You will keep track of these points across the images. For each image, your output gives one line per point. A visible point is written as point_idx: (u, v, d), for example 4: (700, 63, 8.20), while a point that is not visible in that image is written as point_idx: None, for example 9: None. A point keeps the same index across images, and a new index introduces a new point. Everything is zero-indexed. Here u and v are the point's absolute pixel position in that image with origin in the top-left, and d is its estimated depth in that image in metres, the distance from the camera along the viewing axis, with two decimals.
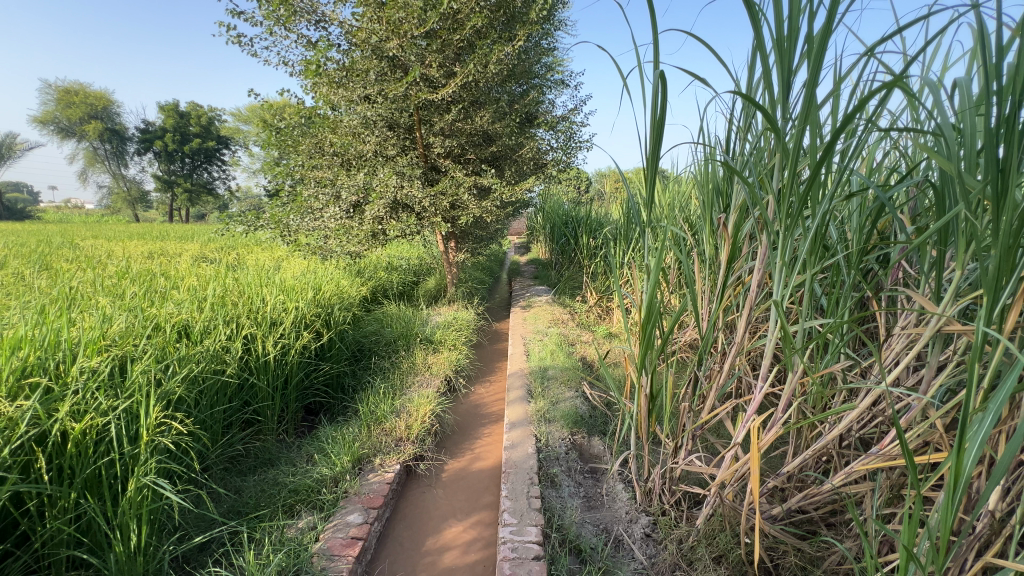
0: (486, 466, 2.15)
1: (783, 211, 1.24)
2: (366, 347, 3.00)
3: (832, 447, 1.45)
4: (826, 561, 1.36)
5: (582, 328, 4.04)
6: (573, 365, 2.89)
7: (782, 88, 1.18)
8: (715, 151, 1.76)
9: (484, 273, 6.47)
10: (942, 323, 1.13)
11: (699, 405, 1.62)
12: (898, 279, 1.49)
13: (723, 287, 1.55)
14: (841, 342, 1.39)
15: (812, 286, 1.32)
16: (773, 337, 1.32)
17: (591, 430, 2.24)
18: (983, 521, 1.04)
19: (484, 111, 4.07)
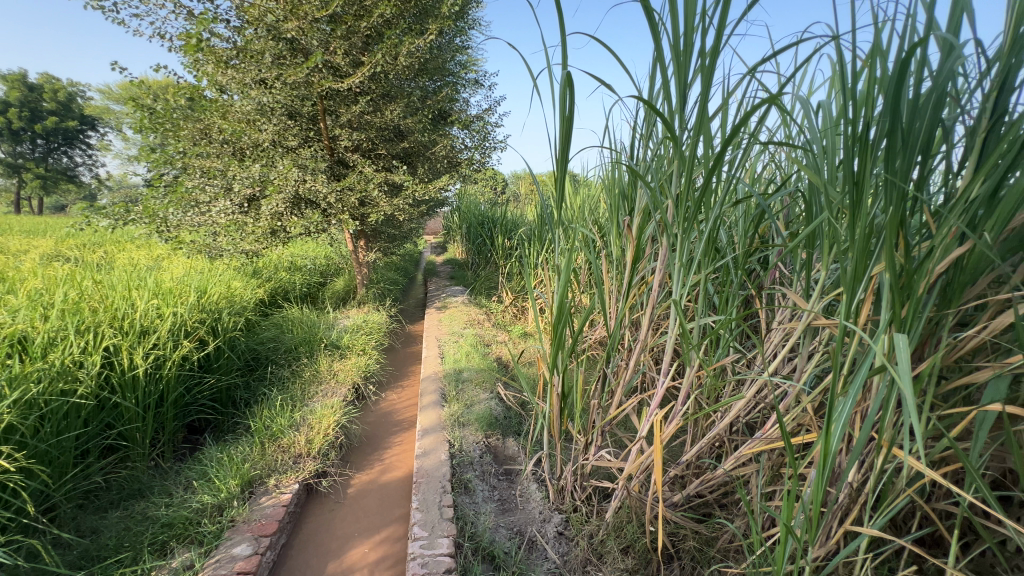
0: (396, 476, 2.05)
1: (681, 214, 1.31)
2: (263, 355, 2.74)
3: (723, 434, 1.57)
4: (720, 541, 1.46)
5: (498, 329, 4.04)
6: (488, 366, 2.87)
7: (679, 99, 1.25)
8: (621, 156, 1.84)
9: (398, 274, 6.26)
10: (811, 318, 1.26)
11: (606, 401, 1.67)
12: (776, 279, 1.65)
13: (628, 286, 1.61)
14: (731, 336, 1.50)
15: (706, 285, 1.41)
16: (673, 334, 1.39)
17: (505, 431, 2.24)
18: (844, 492, 1.17)
19: (395, 104, 3.92)
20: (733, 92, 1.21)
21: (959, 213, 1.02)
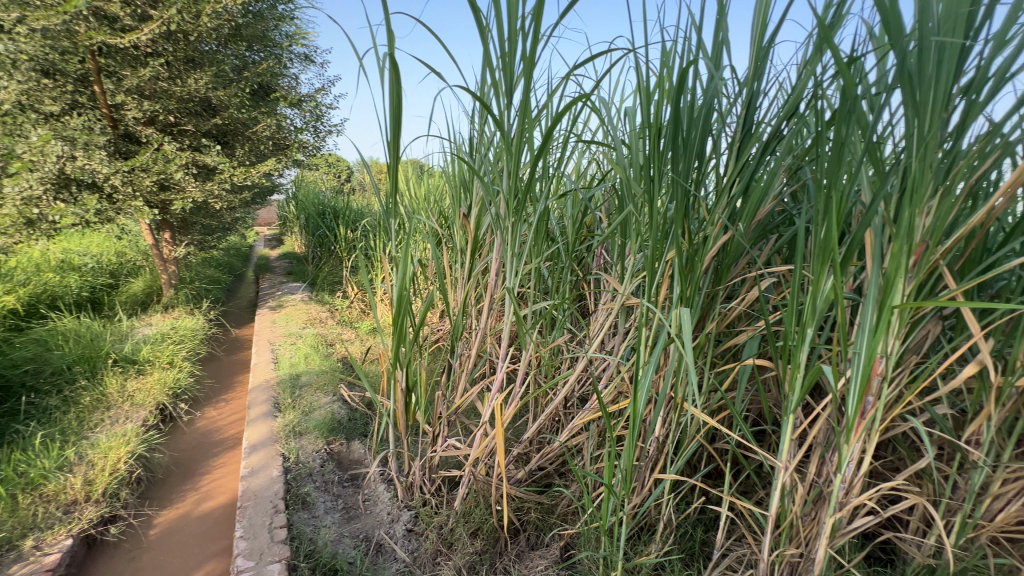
0: (218, 504, 1.78)
1: (512, 207, 1.38)
2: (15, 384, 2.12)
3: (559, 408, 1.70)
4: (559, 507, 1.58)
5: (343, 326, 3.78)
6: (330, 367, 2.66)
7: (507, 98, 1.31)
8: (459, 147, 1.85)
9: (221, 271, 5.43)
10: (624, 298, 1.43)
11: (451, 391, 1.68)
12: (599, 264, 1.84)
13: (468, 276, 1.63)
14: (563, 319, 1.63)
15: (537, 272, 1.51)
16: (509, 321, 1.46)
17: (350, 434, 2.10)
18: (652, 446, 1.37)
19: (201, 72, 3.35)
20: (554, 95, 1.30)
21: (723, 206, 1.27)
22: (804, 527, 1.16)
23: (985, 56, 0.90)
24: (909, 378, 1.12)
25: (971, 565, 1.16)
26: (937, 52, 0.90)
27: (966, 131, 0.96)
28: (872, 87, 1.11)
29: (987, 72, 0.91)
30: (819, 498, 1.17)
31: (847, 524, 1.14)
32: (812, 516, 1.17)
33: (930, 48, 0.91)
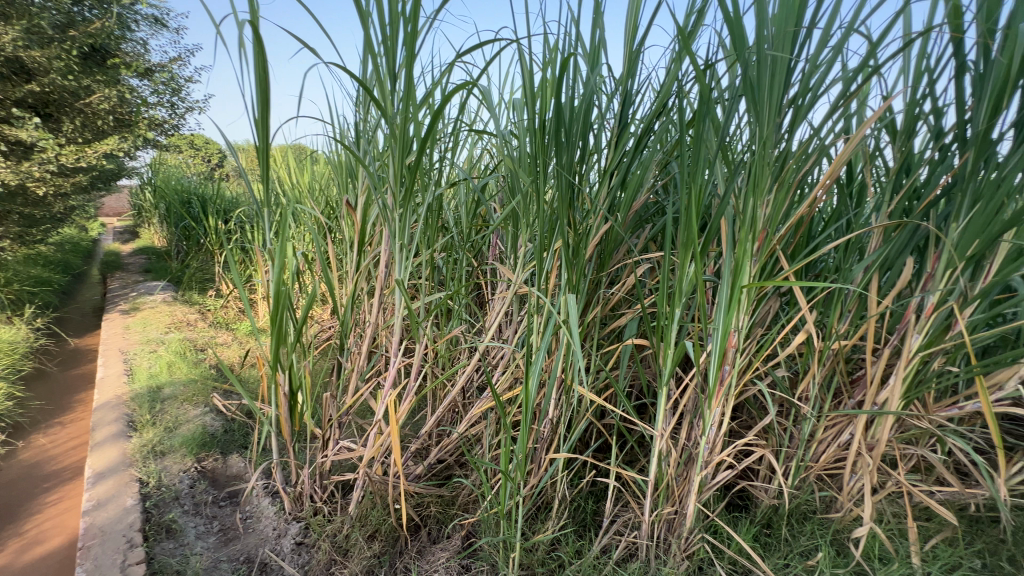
0: (54, 548, 1.50)
1: (399, 196, 1.33)
2: None
3: (458, 400, 1.69)
4: (459, 498, 1.58)
5: (217, 329, 3.38)
6: (201, 375, 2.37)
7: (390, 82, 1.25)
8: (342, 132, 1.74)
9: (52, 270, 4.54)
10: (517, 287, 1.45)
11: (341, 392, 1.59)
12: (494, 254, 1.85)
13: (356, 270, 1.54)
14: (458, 310, 1.62)
15: (428, 263, 1.47)
16: (400, 316, 1.41)
17: (227, 448, 1.89)
18: (547, 428, 1.43)
19: (9, 29, 2.83)
20: (440, 83, 1.27)
21: (603, 197, 1.35)
22: (677, 486, 1.29)
23: (806, 71, 1.07)
24: (756, 347, 1.29)
25: (804, 500, 1.38)
26: (771, 64, 1.03)
27: (793, 134, 1.12)
28: (725, 92, 1.24)
29: (806, 84, 1.08)
30: (689, 459, 1.30)
31: (711, 480, 1.30)
32: (683, 476, 1.31)
33: (766, 60, 1.05)
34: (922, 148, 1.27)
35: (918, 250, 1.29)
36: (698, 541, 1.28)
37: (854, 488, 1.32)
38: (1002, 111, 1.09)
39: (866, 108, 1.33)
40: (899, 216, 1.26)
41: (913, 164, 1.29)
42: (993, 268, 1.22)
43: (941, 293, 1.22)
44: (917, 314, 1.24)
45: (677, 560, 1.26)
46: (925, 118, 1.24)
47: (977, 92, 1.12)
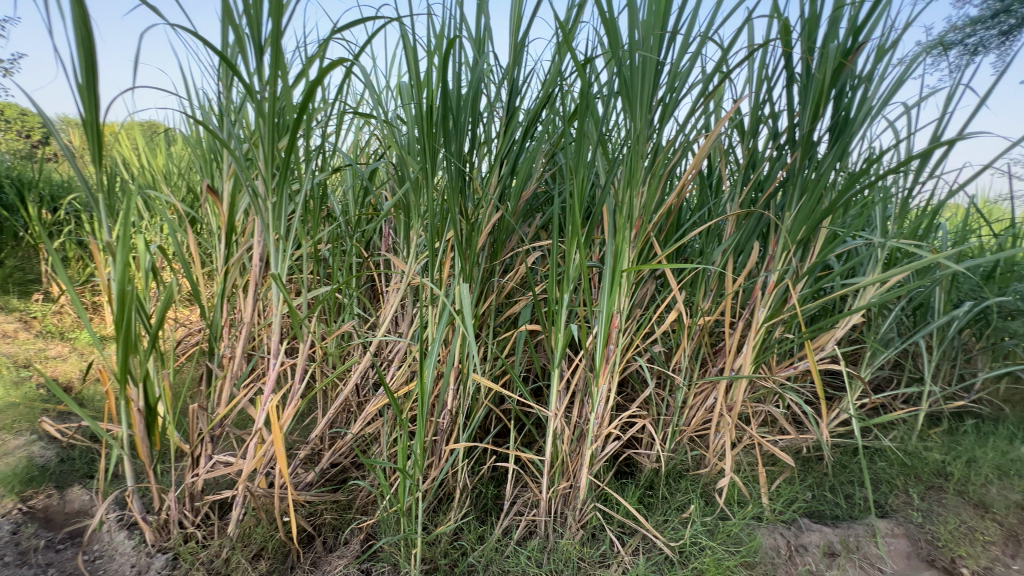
0: None
1: (273, 182, 1.21)
2: None
3: (351, 399, 1.61)
4: (357, 501, 1.51)
5: (47, 340, 2.82)
6: (24, 397, 1.96)
7: (256, 55, 1.12)
8: (200, 108, 1.53)
9: None
10: (410, 279, 1.41)
11: (213, 402, 1.42)
12: (386, 245, 1.78)
13: (225, 264, 1.38)
14: (347, 306, 1.53)
15: (311, 256, 1.36)
16: (280, 314, 1.29)
17: (66, 481, 1.60)
18: (445, 419, 1.42)
19: None
20: (315, 60, 1.17)
21: (494, 186, 1.36)
22: (571, 462, 1.37)
23: (671, 72, 1.17)
24: (635, 327, 1.40)
25: (679, 461, 1.54)
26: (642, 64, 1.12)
27: (662, 129, 1.23)
28: (603, 88, 1.31)
29: (672, 84, 1.19)
30: (581, 434, 1.39)
31: (601, 452, 1.39)
32: (576, 451, 1.38)
33: (637, 60, 1.13)
34: (763, 147, 1.46)
35: (761, 236, 1.50)
36: (591, 510, 1.37)
37: (717, 445, 1.52)
38: (819, 118, 1.31)
39: (720, 110, 1.51)
40: (747, 206, 1.46)
41: (756, 161, 1.49)
42: (815, 250, 1.47)
43: (779, 272, 1.44)
44: (762, 291, 1.44)
45: (573, 531, 1.34)
46: (765, 121, 1.43)
47: (802, 100, 1.33)
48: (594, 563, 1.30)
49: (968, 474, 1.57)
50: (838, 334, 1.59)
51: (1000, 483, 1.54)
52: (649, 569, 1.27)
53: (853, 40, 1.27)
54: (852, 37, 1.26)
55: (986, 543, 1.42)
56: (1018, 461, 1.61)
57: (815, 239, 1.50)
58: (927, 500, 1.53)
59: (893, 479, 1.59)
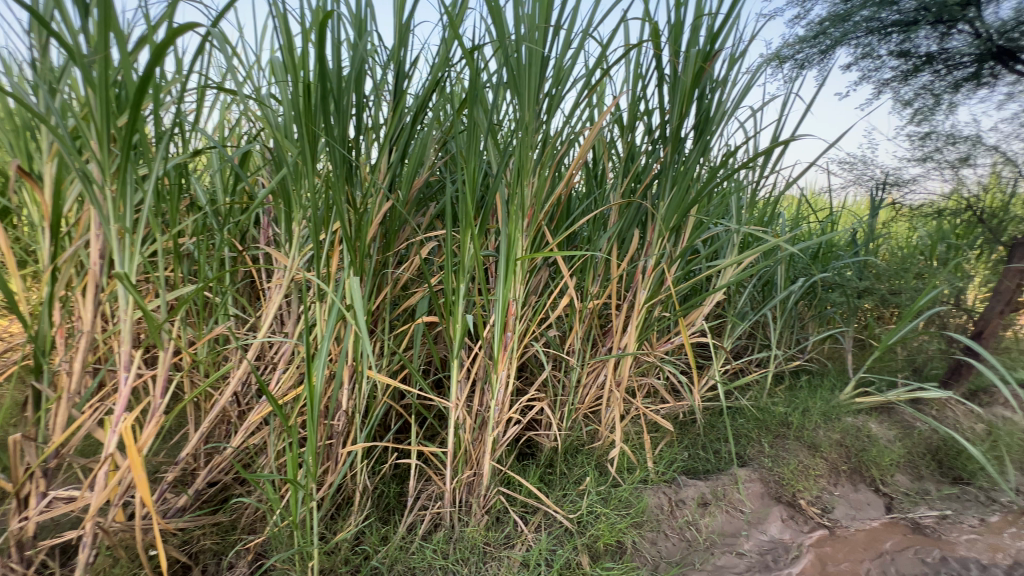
0: None
1: (111, 164, 1.02)
2: None
3: (230, 410, 1.44)
4: (242, 521, 1.36)
5: None
6: None
7: (79, 9, 0.94)
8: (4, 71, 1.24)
9: None
10: (293, 274, 1.30)
11: (44, 429, 1.18)
12: (266, 239, 1.60)
13: (50, 263, 1.14)
14: (219, 306, 1.36)
15: (167, 250, 1.19)
16: (130, 320, 1.11)
17: None
18: (341, 420, 1.34)
19: None
20: (159, 22, 1.01)
21: (384, 174, 1.31)
22: (474, 450, 1.38)
23: (556, 66, 1.21)
24: (532, 313, 1.45)
25: (576, 437, 1.64)
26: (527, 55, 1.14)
27: (549, 121, 1.27)
28: (491, 77, 1.31)
29: (557, 77, 1.23)
30: (482, 422, 1.40)
31: (502, 437, 1.43)
32: (479, 439, 1.40)
33: (524, 51, 1.15)
34: (641, 141, 1.59)
35: (640, 224, 1.63)
36: (495, 495, 1.40)
37: (609, 419, 1.63)
38: (685, 116, 1.45)
39: (603, 105, 1.60)
40: (627, 196, 1.57)
41: (634, 154, 1.61)
42: (686, 237, 1.65)
43: (655, 257, 1.58)
44: (642, 274, 1.58)
45: (478, 517, 1.36)
46: (640, 117, 1.55)
47: (671, 99, 1.46)
48: (499, 545, 1.33)
49: (803, 421, 1.88)
50: (705, 311, 1.80)
51: (825, 425, 1.88)
52: (550, 542, 1.34)
53: (710, 47, 1.42)
54: (710, 44, 1.41)
55: (817, 477, 1.73)
56: (838, 407, 1.97)
57: (684, 226, 1.67)
58: (774, 447, 1.81)
59: (749, 432, 1.85)
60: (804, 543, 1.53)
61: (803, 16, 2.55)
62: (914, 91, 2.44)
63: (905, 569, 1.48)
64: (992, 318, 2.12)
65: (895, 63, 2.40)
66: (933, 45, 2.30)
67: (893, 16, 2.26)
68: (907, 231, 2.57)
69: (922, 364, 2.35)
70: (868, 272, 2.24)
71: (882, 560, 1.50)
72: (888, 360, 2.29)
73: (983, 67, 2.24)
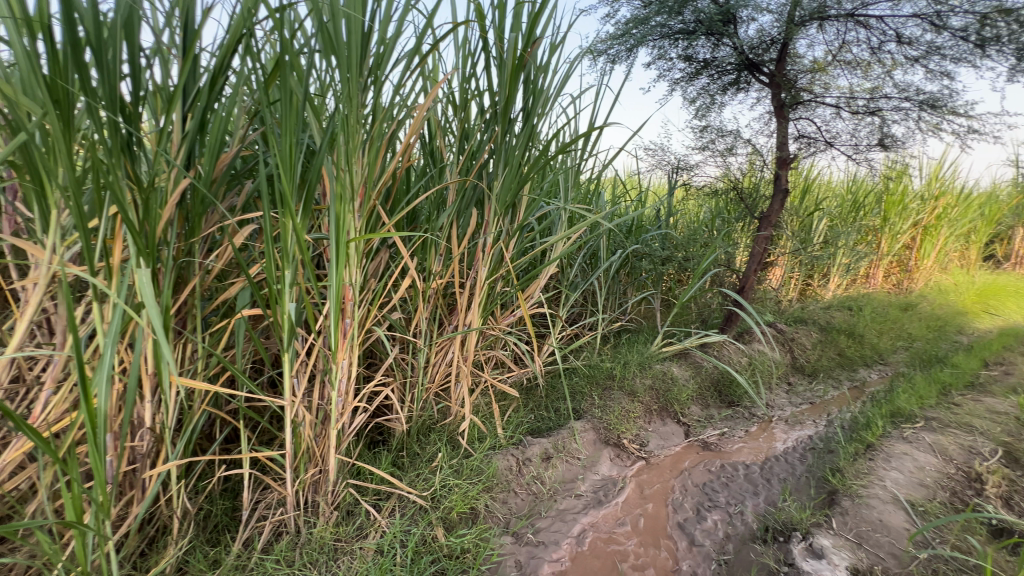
0: None
1: None
2: None
3: None
4: None
5: None
6: None
7: None
8: None
9: None
10: (54, 269, 1.03)
11: None
12: (8, 228, 1.16)
13: None
14: None
15: None
16: None
17: None
18: (145, 440, 1.13)
19: None
20: None
21: (177, 147, 1.10)
22: (317, 447, 1.29)
23: (379, 39, 1.16)
24: (371, 296, 1.39)
25: (427, 416, 1.65)
26: (345, 21, 1.06)
27: (376, 96, 1.21)
28: (307, 41, 1.19)
29: (380, 51, 1.17)
30: (325, 416, 1.32)
31: (347, 428, 1.37)
32: (322, 434, 1.31)
33: (341, 18, 1.06)
34: (474, 120, 1.62)
35: (477, 203, 1.68)
36: (344, 488, 1.35)
37: (458, 394, 1.68)
38: (512, 100, 1.51)
39: (434, 81, 1.58)
40: (464, 175, 1.60)
41: (468, 133, 1.64)
42: (520, 214, 1.76)
43: (493, 235, 1.65)
44: (482, 252, 1.63)
45: (326, 515, 1.29)
46: (471, 98, 1.57)
47: (498, 82, 1.51)
48: (351, 538, 1.29)
49: (624, 372, 2.19)
50: (541, 283, 1.95)
51: (640, 374, 2.22)
52: (405, 523, 1.34)
53: (532, 33, 1.50)
54: (532, 30, 1.49)
55: (635, 418, 2.04)
56: (650, 357, 2.33)
57: (518, 204, 1.76)
58: (603, 398, 2.08)
59: (583, 389, 2.09)
60: (627, 475, 1.81)
61: (612, 15, 2.85)
62: (696, 91, 2.94)
63: (697, 478, 1.85)
64: (750, 275, 2.72)
65: (682, 65, 2.84)
66: (707, 53, 2.78)
67: (678, 24, 2.67)
68: (695, 208, 3.12)
69: (707, 316, 2.92)
70: (668, 243, 2.67)
71: (682, 476, 1.86)
72: (685, 315, 2.79)
73: (740, 75, 2.79)
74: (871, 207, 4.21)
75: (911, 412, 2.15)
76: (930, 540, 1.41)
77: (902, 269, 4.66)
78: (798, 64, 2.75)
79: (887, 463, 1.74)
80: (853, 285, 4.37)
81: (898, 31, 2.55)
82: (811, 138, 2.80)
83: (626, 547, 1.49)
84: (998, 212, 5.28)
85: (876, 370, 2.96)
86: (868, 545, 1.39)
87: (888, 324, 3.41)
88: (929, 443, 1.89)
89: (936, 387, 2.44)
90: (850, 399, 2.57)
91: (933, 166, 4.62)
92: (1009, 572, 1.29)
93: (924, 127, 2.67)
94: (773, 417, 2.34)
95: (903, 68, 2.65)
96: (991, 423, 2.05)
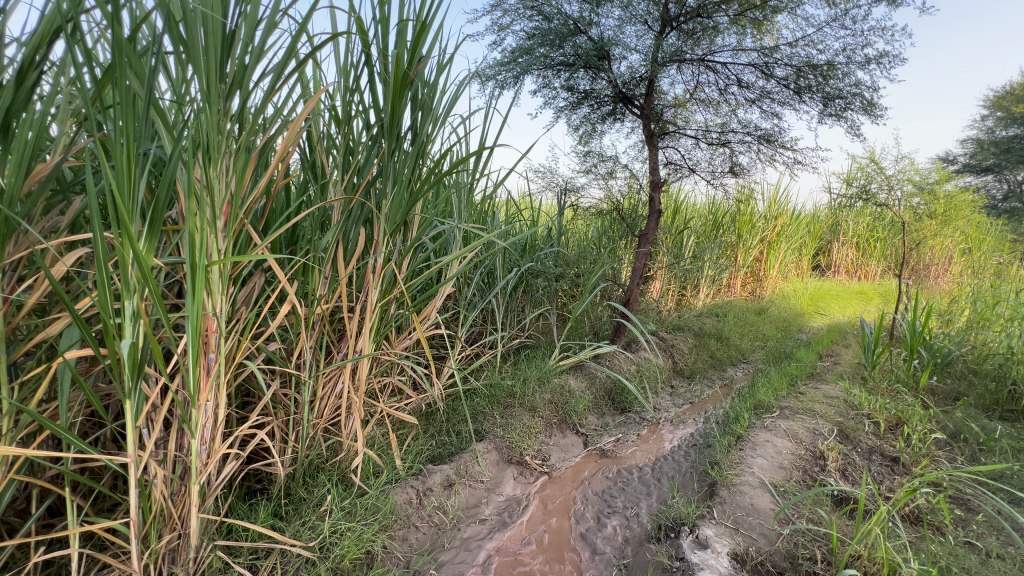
0: None
1: None
2: None
3: None
4: None
5: None
6: None
7: None
8: None
9: None
10: None
11: None
12: None
13: None
14: None
15: None
16: None
17: None
18: None
19: None
20: None
21: None
22: (174, 508, 1.08)
23: (246, 44, 1.05)
24: (240, 329, 1.22)
25: (315, 456, 1.51)
26: (202, 23, 0.94)
27: (242, 105, 1.09)
28: (149, 40, 1.02)
29: (245, 57, 1.06)
30: (184, 470, 1.11)
31: (214, 481, 1.18)
32: (181, 491, 1.10)
33: (194, 17, 0.94)
34: (359, 135, 1.53)
35: (366, 221, 1.58)
36: (209, 553, 1.16)
37: (349, 429, 1.56)
38: (399, 116, 1.46)
39: (311, 94, 1.48)
40: (350, 193, 1.50)
41: (352, 148, 1.55)
42: (412, 234, 1.70)
43: (384, 255, 1.57)
44: (372, 274, 1.55)
45: None
46: (355, 113, 1.50)
47: (383, 97, 1.45)
48: None
49: (524, 390, 2.22)
50: (437, 304, 1.89)
51: (539, 389, 2.26)
52: None
53: (418, 51, 1.48)
54: (417, 47, 1.47)
55: (536, 433, 2.06)
56: (548, 372, 2.40)
57: (410, 223, 1.71)
58: (504, 416, 2.08)
59: (484, 409, 2.07)
60: (530, 493, 1.82)
61: (499, 43, 2.97)
62: (579, 119, 3.16)
63: (595, 486, 1.92)
64: (634, 289, 2.93)
65: (565, 94, 3.04)
66: (586, 85, 3.00)
67: (559, 57, 2.85)
68: (584, 227, 3.31)
69: (599, 328, 3.10)
70: (560, 260, 2.80)
71: (583, 486, 1.91)
72: (578, 328, 2.92)
73: (616, 107, 3.06)
74: (728, 225, 4.83)
75: (769, 404, 2.46)
76: (791, 516, 1.60)
77: (755, 279, 5.38)
78: (662, 99, 3.09)
79: (754, 451, 1.97)
80: (718, 294, 4.95)
81: (738, 77, 2.99)
82: (677, 164, 3.14)
83: (531, 567, 1.48)
84: (820, 230, 6.39)
85: (740, 368, 3.36)
86: (743, 529, 1.54)
87: (747, 327, 3.90)
88: (784, 429, 2.17)
89: (786, 379, 2.83)
90: (722, 396, 2.87)
91: (771, 191, 5.47)
92: (849, 534, 1.51)
93: (762, 157, 3.15)
94: (660, 418, 2.52)
95: (744, 108, 3.10)
96: (827, 407, 2.43)
